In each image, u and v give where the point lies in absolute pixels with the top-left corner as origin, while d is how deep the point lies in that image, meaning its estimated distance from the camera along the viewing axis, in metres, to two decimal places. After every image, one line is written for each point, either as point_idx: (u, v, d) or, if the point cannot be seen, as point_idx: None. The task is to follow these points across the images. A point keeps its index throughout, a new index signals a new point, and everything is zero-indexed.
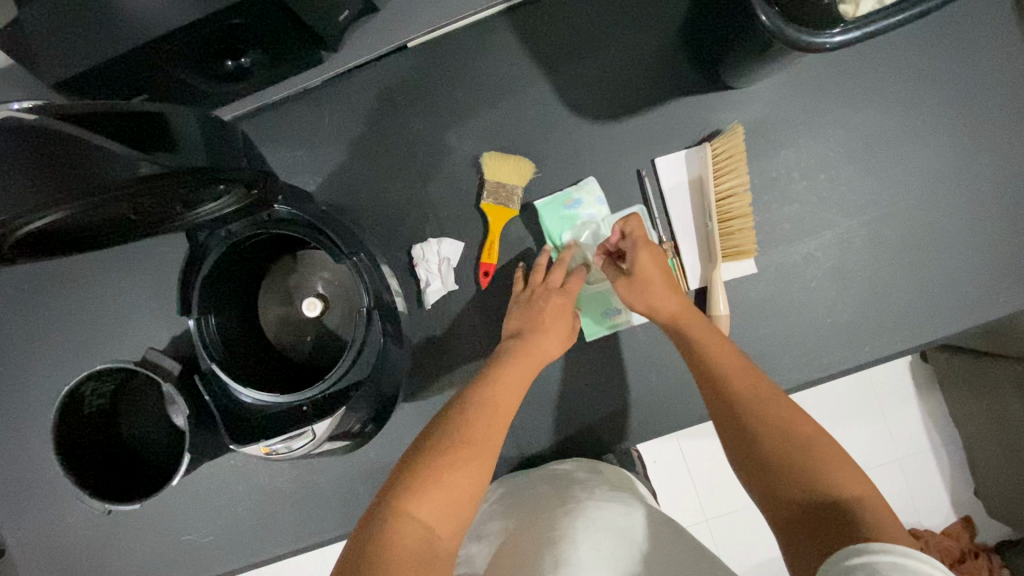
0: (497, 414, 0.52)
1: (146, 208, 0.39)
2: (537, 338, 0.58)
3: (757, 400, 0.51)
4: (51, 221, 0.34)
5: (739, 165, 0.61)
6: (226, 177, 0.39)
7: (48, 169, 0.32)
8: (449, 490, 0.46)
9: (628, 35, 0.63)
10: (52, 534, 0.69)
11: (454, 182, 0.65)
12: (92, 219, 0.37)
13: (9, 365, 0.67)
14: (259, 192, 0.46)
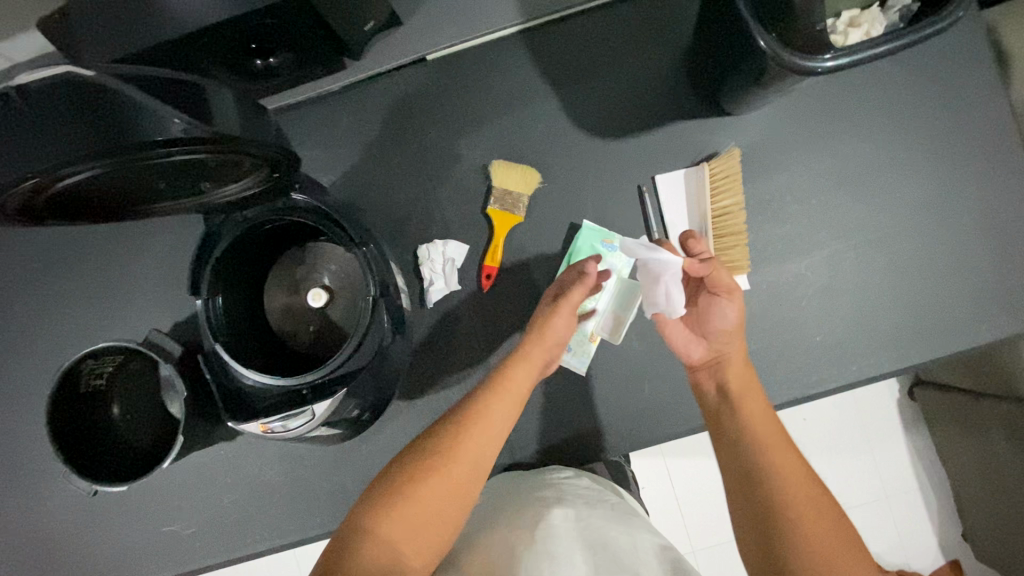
0: (475, 439, 0.54)
1: (174, 177, 0.41)
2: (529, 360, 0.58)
3: (782, 447, 0.55)
4: (86, 177, 0.36)
5: (736, 185, 0.64)
6: (253, 152, 0.41)
7: (94, 126, 0.34)
8: (430, 519, 0.50)
9: (635, 60, 0.67)
10: (35, 515, 0.68)
11: (463, 188, 0.68)
12: (123, 182, 0.39)
13: (9, 342, 0.67)
14: (281, 175, 0.48)
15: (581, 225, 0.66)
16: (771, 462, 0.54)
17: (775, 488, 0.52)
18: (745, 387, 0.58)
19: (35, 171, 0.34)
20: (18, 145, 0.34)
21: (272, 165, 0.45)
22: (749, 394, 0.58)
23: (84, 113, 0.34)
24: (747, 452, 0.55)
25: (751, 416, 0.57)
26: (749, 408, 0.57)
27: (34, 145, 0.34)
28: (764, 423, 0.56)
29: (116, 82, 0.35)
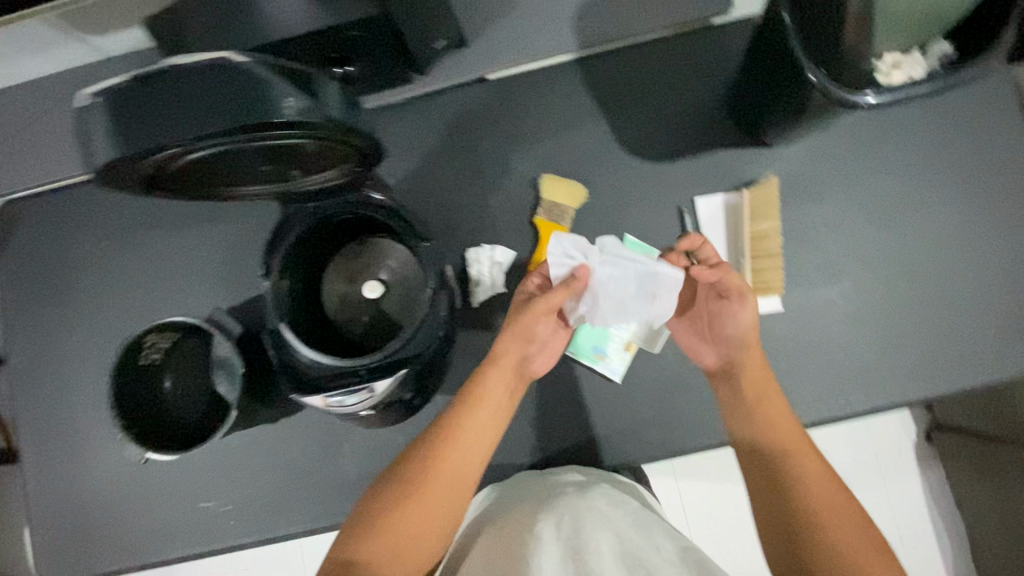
0: (462, 446, 0.57)
1: (278, 157, 0.45)
2: (498, 369, 0.61)
3: (799, 450, 0.56)
4: (211, 150, 0.40)
5: (774, 211, 0.67)
6: (350, 145, 0.46)
7: (227, 101, 0.37)
8: (419, 524, 0.54)
9: (680, 92, 0.72)
10: (93, 473, 0.73)
11: (512, 198, 0.72)
12: (234, 158, 0.43)
13: (93, 313, 0.75)
14: (365, 167, 0.52)
15: (622, 238, 0.70)
16: (783, 460, 0.55)
17: (795, 488, 0.54)
18: (749, 388, 0.60)
19: (173, 144, 0.37)
20: (157, 118, 0.37)
21: (359, 158, 0.49)
22: (759, 398, 0.59)
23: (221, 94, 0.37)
24: (759, 449, 0.57)
25: (757, 421, 0.58)
26: (756, 412, 0.59)
27: (174, 118, 0.37)
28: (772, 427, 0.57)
29: (254, 68, 0.38)
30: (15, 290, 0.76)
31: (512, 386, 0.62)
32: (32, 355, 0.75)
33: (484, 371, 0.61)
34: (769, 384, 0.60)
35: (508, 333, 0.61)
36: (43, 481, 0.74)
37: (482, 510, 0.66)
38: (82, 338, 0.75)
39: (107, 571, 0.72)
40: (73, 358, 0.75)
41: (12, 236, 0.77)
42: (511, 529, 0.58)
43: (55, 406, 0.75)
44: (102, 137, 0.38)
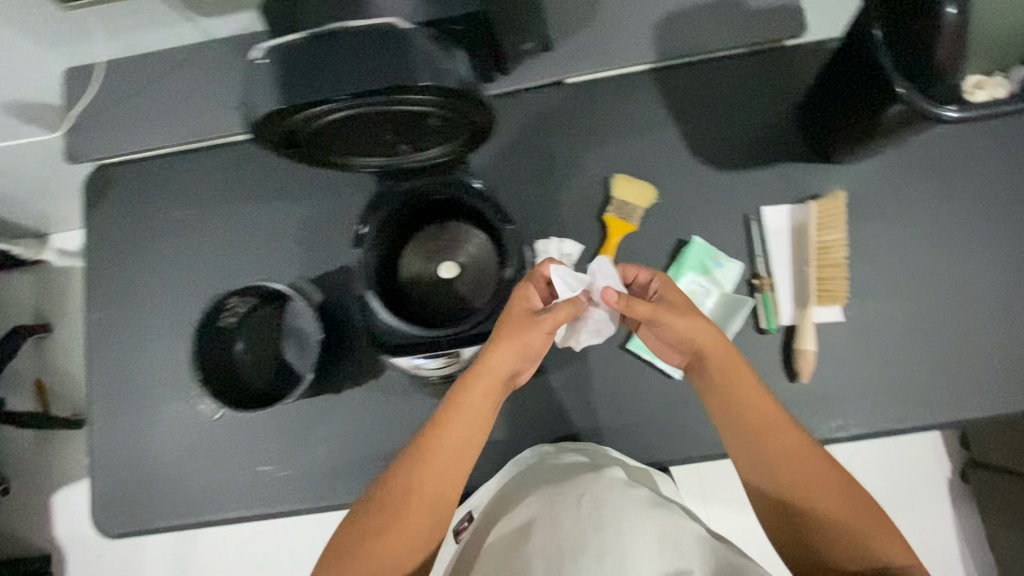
0: (442, 454, 0.58)
1: (402, 125, 0.48)
2: (480, 384, 0.59)
3: (793, 442, 0.59)
4: (354, 109, 0.43)
5: (841, 223, 0.70)
6: (470, 121, 0.49)
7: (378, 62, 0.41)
8: (411, 530, 0.56)
9: (751, 107, 0.75)
10: (157, 429, 0.76)
11: (583, 196, 0.75)
12: (366, 120, 0.46)
13: (175, 278, 0.79)
14: (471, 145, 0.55)
15: (691, 239, 0.72)
16: (777, 462, 0.58)
17: (793, 487, 0.58)
18: (726, 386, 0.61)
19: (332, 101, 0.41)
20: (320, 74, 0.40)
21: (470, 135, 0.52)
22: (737, 394, 0.61)
23: (381, 60, 0.41)
24: (752, 455, 0.60)
25: (740, 421, 0.61)
26: (738, 412, 0.61)
27: (337, 76, 0.40)
28: (755, 424, 0.60)
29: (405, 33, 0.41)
30: (101, 250, 0.81)
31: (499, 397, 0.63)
32: (111, 313, 0.79)
33: (464, 387, 0.60)
34: (745, 379, 0.61)
35: (502, 352, 0.59)
36: (108, 434, 0.76)
37: (506, 485, 0.71)
38: (159, 298, 0.79)
39: (164, 526, 0.74)
40: (150, 320, 0.78)
41: (103, 198, 0.81)
42: (530, 510, 0.62)
43: (128, 363, 0.78)
44: (260, 91, 0.42)
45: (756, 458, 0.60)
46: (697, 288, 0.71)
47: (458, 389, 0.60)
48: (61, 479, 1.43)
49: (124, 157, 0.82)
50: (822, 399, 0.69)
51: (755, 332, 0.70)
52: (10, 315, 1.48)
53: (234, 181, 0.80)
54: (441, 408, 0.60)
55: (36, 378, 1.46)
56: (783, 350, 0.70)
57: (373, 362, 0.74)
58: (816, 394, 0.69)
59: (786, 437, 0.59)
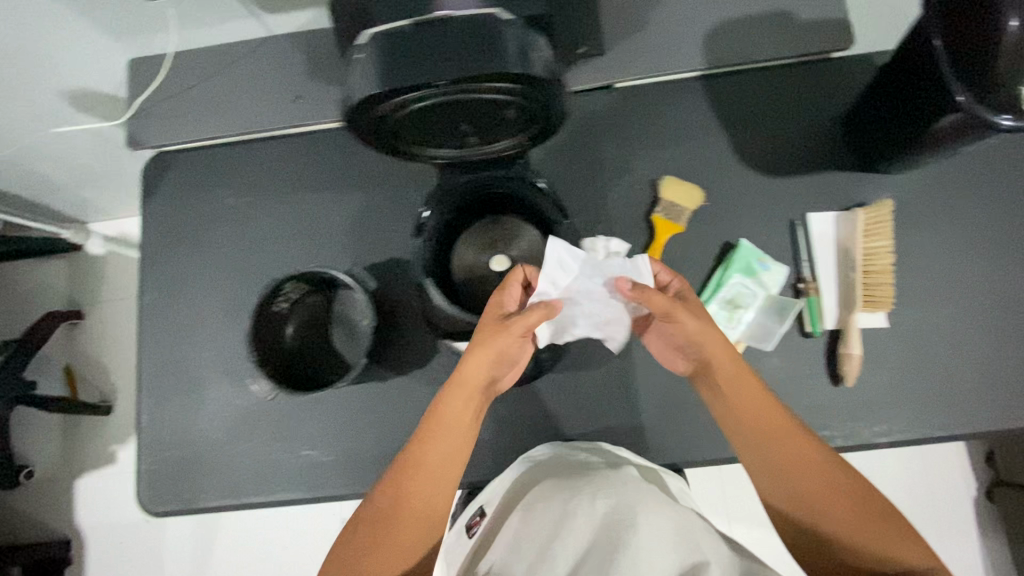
0: (430, 462, 0.60)
1: (481, 115, 0.49)
2: (458, 393, 0.62)
3: (803, 448, 0.60)
4: (442, 95, 0.44)
5: (886, 231, 0.71)
6: (546, 114, 0.50)
7: (470, 51, 0.42)
8: (408, 535, 0.58)
9: (797, 115, 0.77)
10: (206, 410, 0.78)
11: (630, 196, 0.76)
12: (449, 108, 0.47)
13: (226, 263, 0.81)
14: (540, 139, 0.56)
15: (739, 241, 0.73)
16: (790, 467, 0.60)
17: (808, 492, 0.59)
18: (735, 391, 0.63)
19: (425, 86, 0.42)
20: (421, 59, 0.42)
21: (542, 129, 0.53)
22: (745, 399, 0.62)
23: (475, 47, 0.42)
24: (764, 462, 0.61)
25: (750, 426, 0.62)
26: (748, 418, 0.62)
27: (433, 62, 0.42)
28: (763, 429, 0.62)
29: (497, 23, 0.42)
30: (157, 234, 0.83)
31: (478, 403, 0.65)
32: (163, 295, 0.81)
33: (444, 398, 0.62)
34: (754, 386, 0.63)
35: (478, 360, 0.61)
36: (157, 414, 0.78)
37: (514, 481, 0.72)
38: (211, 282, 0.81)
39: (209, 505, 0.75)
40: (201, 303, 0.80)
41: (160, 184, 0.84)
42: (547, 504, 0.64)
43: (180, 343, 0.80)
44: (355, 77, 0.44)
45: (768, 461, 0.61)
46: (746, 288, 0.72)
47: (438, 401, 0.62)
48: (85, 463, 1.44)
49: (184, 146, 0.84)
50: (863, 404, 0.70)
51: (800, 335, 0.71)
52: (44, 299, 1.50)
53: (289, 172, 0.82)
54: (424, 420, 0.62)
55: (65, 364, 1.48)
56: (826, 353, 0.71)
57: (420, 352, 0.75)
58: (858, 398, 0.70)
59: (797, 440, 0.61)
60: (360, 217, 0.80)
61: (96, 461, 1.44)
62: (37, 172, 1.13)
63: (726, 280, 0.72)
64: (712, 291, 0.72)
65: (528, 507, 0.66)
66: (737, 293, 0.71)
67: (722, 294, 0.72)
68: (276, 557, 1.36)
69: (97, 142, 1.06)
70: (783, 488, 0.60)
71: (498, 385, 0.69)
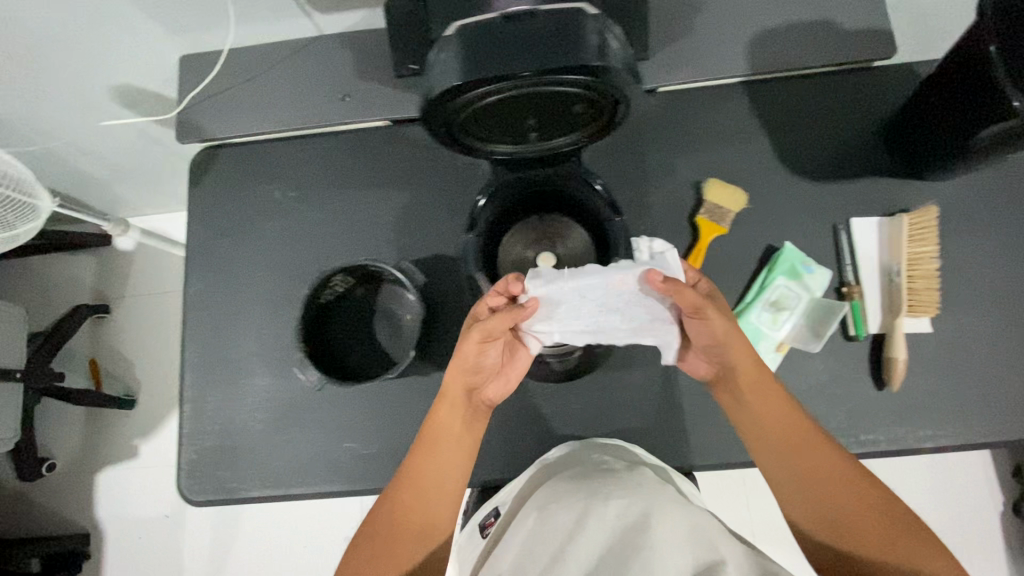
0: (419, 470, 0.65)
1: (553, 108, 0.51)
2: (446, 409, 0.66)
3: (821, 452, 0.61)
4: (522, 86, 0.46)
5: (929, 237, 0.72)
6: (615, 108, 0.51)
7: (555, 42, 0.43)
8: (404, 539, 0.62)
9: (839, 122, 0.78)
10: (247, 402, 0.78)
11: (673, 198, 0.77)
12: (523, 100, 0.49)
13: (271, 257, 0.82)
14: (602, 135, 0.57)
15: (783, 244, 0.74)
16: (809, 469, 0.61)
17: (828, 496, 0.59)
18: (763, 405, 0.64)
19: (507, 80, 0.44)
20: (506, 50, 0.43)
21: (607, 124, 0.54)
22: (769, 413, 0.64)
23: (557, 41, 0.43)
24: (784, 464, 0.62)
25: (774, 440, 0.63)
26: (771, 432, 0.63)
27: (518, 53, 0.43)
28: (790, 443, 0.62)
29: (579, 16, 0.44)
30: (202, 226, 0.84)
31: (467, 413, 0.68)
32: (208, 286, 0.82)
33: (436, 415, 0.66)
34: (779, 400, 0.64)
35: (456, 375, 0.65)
36: (198, 404, 0.79)
37: (530, 482, 0.71)
38: (255, 274, 0.82)
39: (249, 496, 0.75)
40: (245, 295, 0.81)
41: (208, 177, 0.85)
42: (561, 506, 0.62)
43: (223, 334, 0.80)
44: (438, 68, 0.46)
45: (793, 475, 0.62)
46: (792, 291, 0.72)
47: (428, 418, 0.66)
48: (106, 457, 1.44)
49: (231, 140, 0.85)
50: (906, 408, 0.70)
51: (843, 339, 0.72)
52: (70, 293, 1.51)
53: (335, 168, 0.84)
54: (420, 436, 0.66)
55: (90, 358, 1.48)
56: (870, 357, 0.71)
57: None
58: (901, 402, 0.70)
59: (821, 454, 0.61)
60: (404, 214, 0.81)
61: (117, 456, 1.44)
62: (74, 167, 1.14)
63: (771, 283, 0.72)
64: (756, 293, 0.73)
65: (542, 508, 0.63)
66: (782, 296, 0.72)
67: (767, 296, 0.72)
68: (294, 553, 1.36)
69: (137, 137, 1.08)
70: (803, 493, 0.60)
71: (493, 395, 0.70)
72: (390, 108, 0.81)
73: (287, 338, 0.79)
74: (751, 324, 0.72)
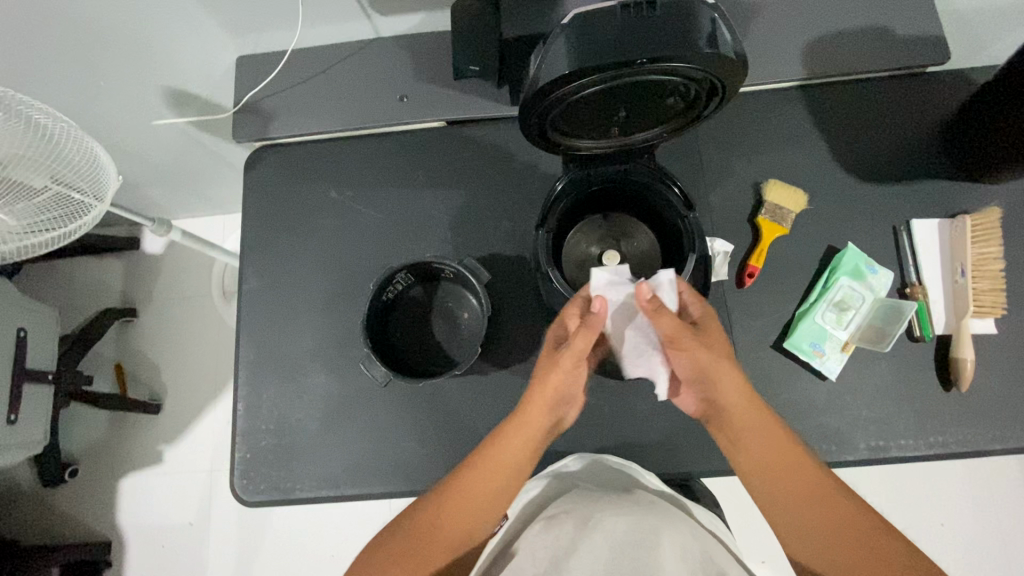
0: (477, 495, 0.61)
1: (650, 99, 0.52)
2: (521, 424, 0.63)
3: (811, 476, 0.58)
4: (631, 77, 0.47)
5: (993, 238, 0.72)
6: (710, 97, 0.53)
7: (667, 31, 0.45)
8: (419, 559, 0.59)
9: (896, 126, 0.79)
10: (303, 401, 0.77)
11: (732, 199, 0.77)
12: (625, 91, 0.50)
13: (327, 255, 0.82)
14: (688, 126, 0.58)
15: (844, 245, 0.74)
16: (802, 492, 0.58)
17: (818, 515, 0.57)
18: (768, 443, 0.60)
19: (618, 67, 0.45)
20: (619, 40, 0.45)
21: (697, 113, 0.56)
22: (772, 451, 0.60)
23: (662, 29, 0.45)
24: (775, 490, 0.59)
25: (780, 481, 0.59)
26: (775, 472, 0.59)
27: (630, 41, 0.45)
28: (798, 484, 0.58)
29: (689, 5, 0.46)
30: (257, 225, 0.84)
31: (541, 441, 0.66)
32: (263, 283, 0.82)
33: (505, 431, 0.63)
34: (770, 429, 0.60)
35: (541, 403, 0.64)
36: (252, 403, 0.78)
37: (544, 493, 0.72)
38: (311, 273, 0.82)
39: (304, 497, 0.74)
40: (301, 293, 0.81)
41: (264, 176, 0.85)
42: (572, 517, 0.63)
43: (278, 332, 0.80)
44: (548, 63, 0.47)
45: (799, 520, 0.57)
46: (856, 292, 0.72)
47: (498, 433, 0.63)
48: (127, 463, 1.42)
49: (288, 140, 0.86)
50: (975, 410, 0.69)
51: (909, 340, 0.71)
52: (97, 297, 1.51)
53: (391, 168, 0.84)
54: (480, 446, 0.63)
55: (114, 362, 1.47)
56: (935, 358, 0.71)
57: (522, 347, 0.76)
58: (969, 404, 0.69)
59: (823, 493, 0.57)
60: (462, 214, 0.81)
61: (140, 463, 1.42)
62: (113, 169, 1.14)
63: (835, 283, 0.72)
64: (820, 294, 0.72)
65: (548, 518, 0.66)
66: (847, 295, 0.72)
67: (831, 296, 0.72)
68: (321, 563, 1.33)
69: (181, 140, 1.08)
70: (795, 516, 0.58)
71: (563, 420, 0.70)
72: (448, 109, 0.82)
73: (343, 336, 0.79)
74: (817, 323, 0.72)
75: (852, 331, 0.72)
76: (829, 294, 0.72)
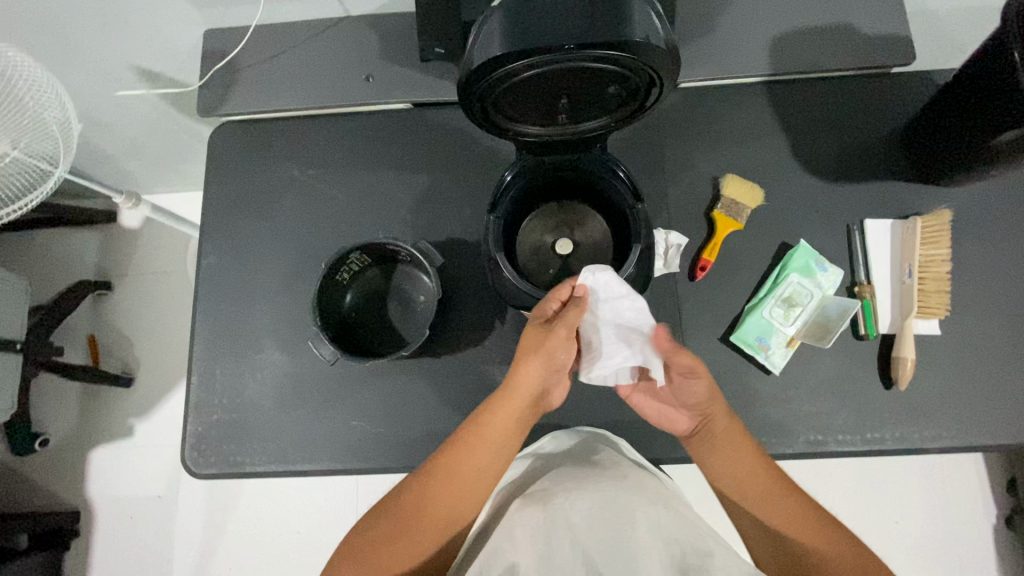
0: (459, 469, 0.62)
1: (588, 89, 0.53)
2: (503, 400, 0.64)
3: (771, 482, 0.61)
4: (562, 65, 0.48)
5: (941, 241, 0.73)
6: (648, 90, 0.54)
7: (597, 21, 0.46)
8: (398, 545, 0.60)
9: (857, 125, 0.79)
10: (258, 376, 0.78)
11: (691, 192, 0.78)
12: (559, 80, 0.51)
13: (286, 233, 0.82)
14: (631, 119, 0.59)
15: (795, 242, 0.75)
16: (768, 496, 0.61)
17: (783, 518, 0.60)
18: (736, 458, 0.62)
19: (546, 54, 0.46)
20: (549, 26, 0.46)
21: (639, 106, 0.57)
22: (741, 464, 0.62)
23: (605, 17, 0.46)
24: (743, 498, 0.62)
25: (740, 489, 0.62)
26: (738, 480, 0.62)
27: (560, 29, 0.46)
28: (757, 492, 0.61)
29: None
30: (218, 200, 0.84)
31: (526, 417, 0.65)
32: (222, 259, 0.82)
33: (491, 405, 0.64)
34: (741, 442, 0.63)
35: (528, 370, 0.63)
36: (207, 376, 0.78)
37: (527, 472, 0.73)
38: (269, 250, 0.82)
39: (255, 470, 0.75)
40: (259, 270, 0.81)
41: (227, 152, 0.85)
42: (541, 497, 0.64)
43: (234, 308, 0.80)
44: (480, 47, 0.48)
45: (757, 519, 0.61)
46: (806, 289, 0.73)
47: (483, 410, 0.64)
48: (97, 435, 1.42)
49: (252, 116, 0.85)
50: (913, 408, 0.71)
51: (854, 338, 0.73)
52: (73, 269, 1.50)
53: (354, 149, 0.84)
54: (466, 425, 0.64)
55: (87, 334, 1.47)
56: (879, 357, 0.72)
57: (475, 331, 0.76)
58: (908, 402, 0.71)
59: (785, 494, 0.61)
60: (423, 197, 0.81)
61: (112, 435, 1.42)
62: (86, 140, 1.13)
63: (784, 278, 0.73)
64: (769, 290, 0.73)
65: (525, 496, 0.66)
66: (796, 292, 0.73)
67: (780, 291, 0.73)
68: (286, 538, 1.35)
69: (153, 113, 1.07)
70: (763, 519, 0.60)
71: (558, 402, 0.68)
72: (413, 92, 0.81)
73: (299, 314, 0.79)
74: (763, 318, 0.72)
75: (798, 328, 0.73)
76: (779, 291, 0.73)
